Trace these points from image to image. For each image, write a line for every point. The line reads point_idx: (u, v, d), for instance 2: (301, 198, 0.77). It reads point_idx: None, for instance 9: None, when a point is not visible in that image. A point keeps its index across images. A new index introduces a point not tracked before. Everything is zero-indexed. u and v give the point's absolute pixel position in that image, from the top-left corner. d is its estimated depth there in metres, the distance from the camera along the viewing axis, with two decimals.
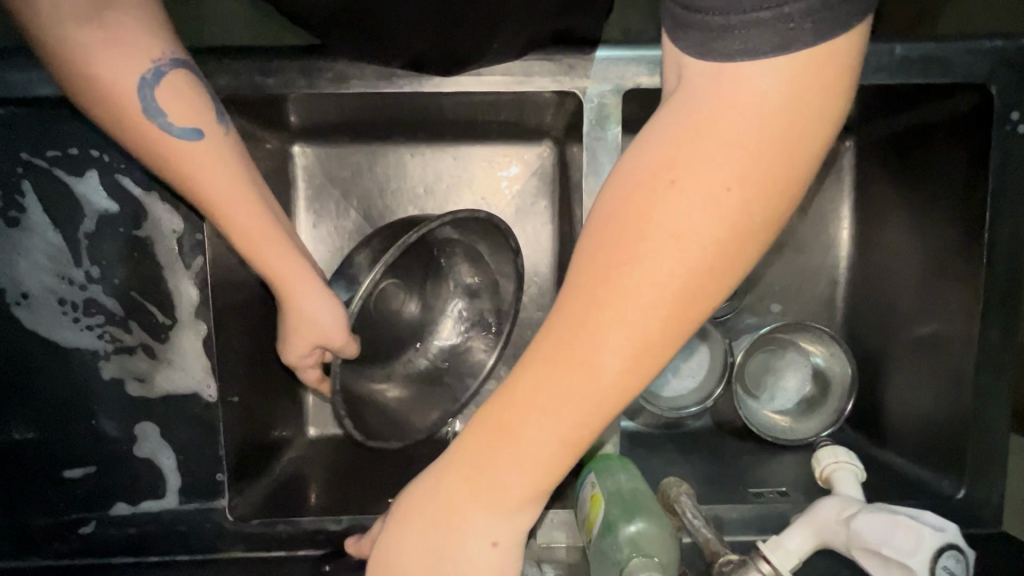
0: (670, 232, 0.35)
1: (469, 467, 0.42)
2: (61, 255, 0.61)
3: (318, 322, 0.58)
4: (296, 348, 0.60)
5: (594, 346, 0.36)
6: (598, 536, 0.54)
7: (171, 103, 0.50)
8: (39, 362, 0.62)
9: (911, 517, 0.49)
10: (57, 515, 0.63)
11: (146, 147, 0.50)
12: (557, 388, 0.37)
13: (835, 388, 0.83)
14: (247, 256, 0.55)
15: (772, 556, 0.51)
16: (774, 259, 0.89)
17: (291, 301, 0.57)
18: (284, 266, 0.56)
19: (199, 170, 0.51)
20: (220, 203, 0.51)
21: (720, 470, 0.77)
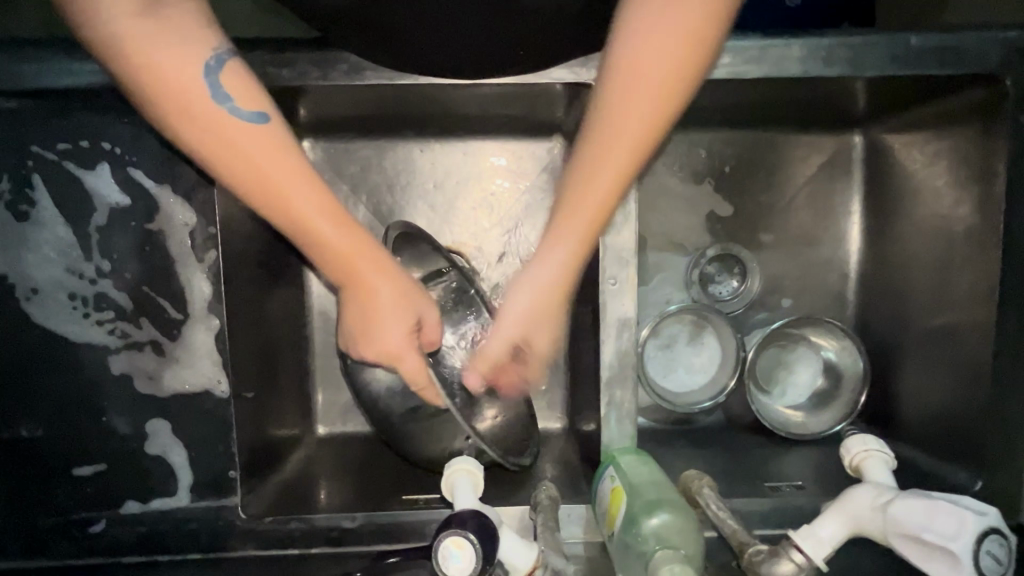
0: (653, 92, 0.47)
1: (536, 280, 0.52)
2: (72, 249, 0.60)
3: (411, 299, 0.54)
4: (387, 339, 0.54)
5: (611, 156, 0.49)
6: (621, 529, 0.53)
7: (236, 89, 0.47)
8: (48, 358, 0.61)
9: (951, 501, 0.49)
10: (66, 514, 0.62)
11: (211, 136, 0.46)
12: (584, 182, 0.50)
13: (846, 381, 0.83)
14: (327, 240, 0.50)
15: (804, 545, 0.50)
16: (784, 254, 0.89)
17: (375, 290, 0.52)
18: (369, 248, 0.51)
19: (273, 152, 0.47)
20: (282, 179, 0.47)
21: (734, 464, 0.76)
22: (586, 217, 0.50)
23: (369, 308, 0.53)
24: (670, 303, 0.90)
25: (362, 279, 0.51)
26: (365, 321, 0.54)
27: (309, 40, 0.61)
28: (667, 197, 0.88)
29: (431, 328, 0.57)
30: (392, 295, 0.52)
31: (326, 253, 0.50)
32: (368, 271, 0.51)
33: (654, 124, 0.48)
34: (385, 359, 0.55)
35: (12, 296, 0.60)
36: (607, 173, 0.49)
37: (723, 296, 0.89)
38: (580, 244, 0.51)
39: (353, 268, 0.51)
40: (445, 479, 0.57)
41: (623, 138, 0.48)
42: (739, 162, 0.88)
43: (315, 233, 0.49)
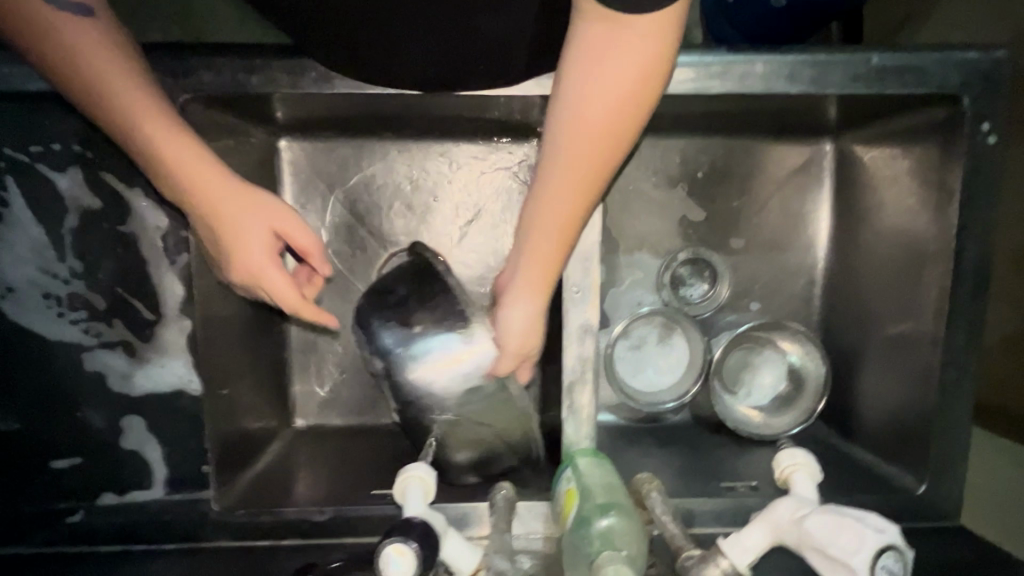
0: (595, 146, 0.47)
1: (508, 310, 0.56)
2: (46, 250, 0.61)
3: (264, 218, 0.56)
4: (251, 257, 0.55)
5: (562, 206, 0.50)
6: (571, 529, 0.56)
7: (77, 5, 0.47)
8: (25, 357, 0.62)
9: (857, 519, 0.52)
10: (43, 505, 0.65)
11: (52, 49, 0.47)
12: (540, 222, 0.51)
13: (808, 386, 0.85)
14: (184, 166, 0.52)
15: (731, 552, 0.53)
16: (755, 259, 0.91)
17: (236, 211, 0.54)
18: (223, 172, 0.54)
19: (115, 71, 0.49)
20: (134, 103, 0.50)
21: (695, 463, 0.79)
22: (546, 253, 0.53)
23: (227, 230, 0.54)
24: (642, 305, 0.91)
25: (220, 208, 0.53)
26: (228, 242, 0.55)
27: (280, 48, 0.62)
28: (641, 201, 0.90)
29: (298, 234, 0.58)
30: (248, 216, 0.54)
31: (187, 181, 0.52)
32: (222, 193, 0.53)
33: (601, 168, 0.48)
34: (250, 276, 0.56)
35: None
36: (560, 213, 0.51)
37: (694, 298, 0.91)
38: (544, 274, 0.54)
39: (215, 197, 0.53)
40: (398, 483, 0.58)
41: (572, 184, 0.49)
42: (712, 168, 0.89)
43: (176, 159, 0.51)
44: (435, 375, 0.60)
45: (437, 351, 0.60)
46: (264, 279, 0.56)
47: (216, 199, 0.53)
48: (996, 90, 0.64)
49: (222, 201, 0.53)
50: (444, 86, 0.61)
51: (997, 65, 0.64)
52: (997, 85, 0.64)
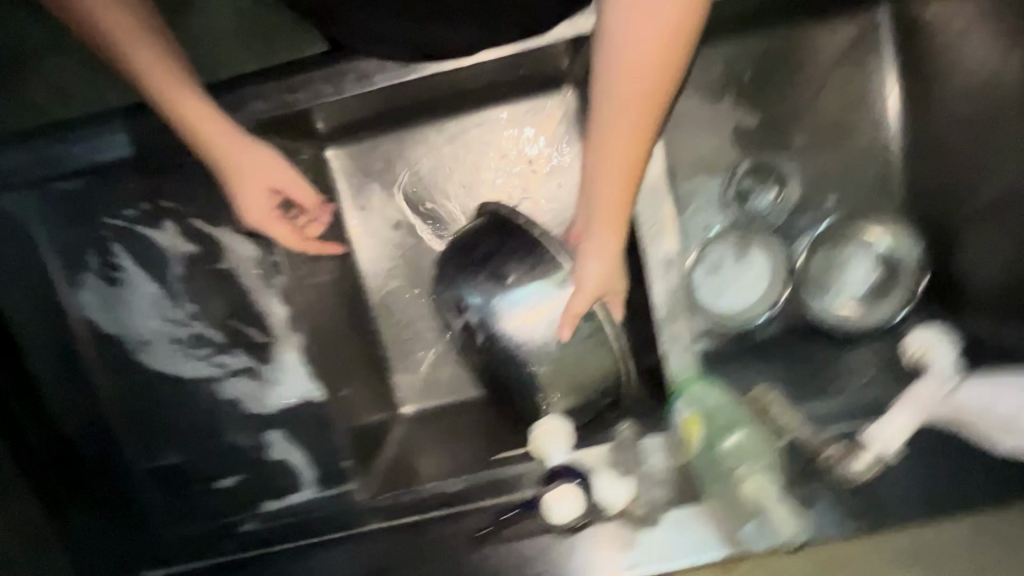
0: (640, 82, 0.45)
1: (587, 260, 0.57)
2: (162, 301, 0.67)
3: (276, 179, 0.60)
4: (259, 212, 0.62)
5: (619, 150, 0.50)
6: (701, 451, 0.61)
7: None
8: (173, 399, 0.69)
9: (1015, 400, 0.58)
10: (217, 523, 0.72)
11: (78, 11, 0.48)
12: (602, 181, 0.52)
13: (905, 270, 0.82)
14: (220, 146, 0.56)
15: (876, 441, 0.58)
16: (821, 152, 0.86)
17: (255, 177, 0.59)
18: (250, 150, 0.57)
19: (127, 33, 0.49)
20: (139, 69, 0.51)
21: (800, 367, 0.78)
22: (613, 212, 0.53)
23: (242, 191, 0.60)
24: (711, 228, 0.88)
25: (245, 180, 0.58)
26: (245, 199, 0.60)
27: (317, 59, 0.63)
28: (688, 121, 0.87)
29: (300, 194, 0.62)
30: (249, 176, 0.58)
31: (218, 160, 0.56)
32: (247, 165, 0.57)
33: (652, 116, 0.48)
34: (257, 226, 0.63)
35: (127, 351, 0.68)
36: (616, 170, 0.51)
37: (763, 208, 0.88)
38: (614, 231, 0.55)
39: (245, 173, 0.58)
40: (535, 438, 0.65)
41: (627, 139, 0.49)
42: (757, 68, 0.84)
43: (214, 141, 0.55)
44: (530, 320, 0.63)
45: (532, 297, 0.63)
46: (271, 232, 0.63)
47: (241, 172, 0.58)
48: None
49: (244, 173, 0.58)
50: (475, 48, 0.61)
51: None
52: None
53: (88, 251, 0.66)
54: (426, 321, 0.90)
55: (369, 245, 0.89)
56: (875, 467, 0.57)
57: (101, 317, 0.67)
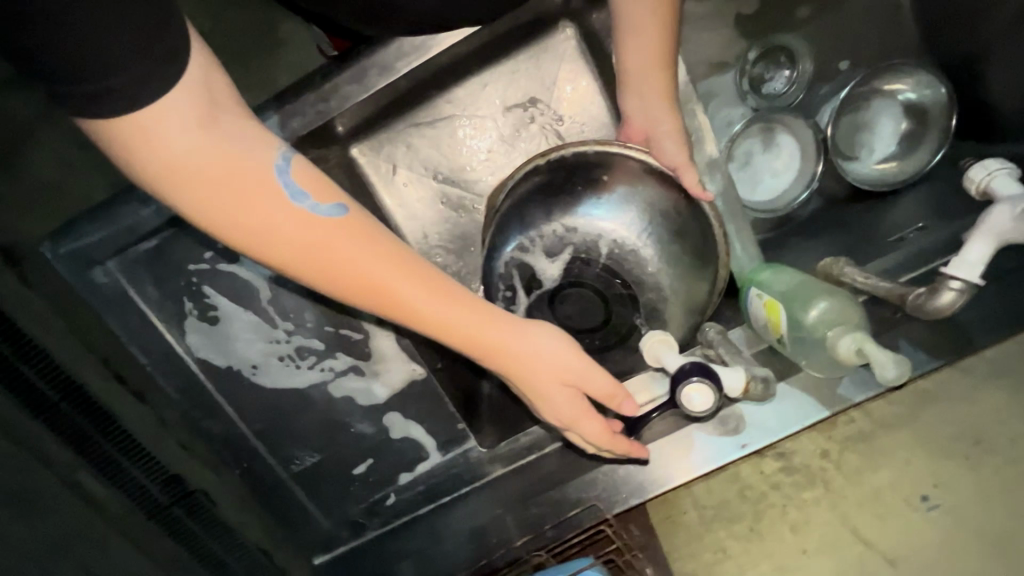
0: None
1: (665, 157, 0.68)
2: (260, 324, 0.72)
3: (576, 376, 0.48)
4: (568, 411, 0.49)
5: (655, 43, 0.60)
6: (789, 330, 0.61)
7: (309, 182, 0.41)
8: (292, 410, 0.76)
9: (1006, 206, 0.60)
10: (364, 501, 0.80)
11: (208, 203, 0.37)
12: (634, 55, 0.61)
13: (932, 112, 0.83)
14: (414, 301, 0.42)
15: (959, 273, 0.57)
16: (828, 18, 0.87)
17: (521, 358, 0.46)
18: (449, 286, 0.44)
19: (387, 259, 0.41)
20: (343, 277, 0.40)
21: (858, 236, 0.82)
22: (653, 77, 0.62)
23: (536, 391, 0.49)
24: (733, 122, 0.90)
25: (451, 325, 0.44)
26: (547, 388, 0.48)
27: (334, 60, 0.64)
28: (693, 23, 0.86)
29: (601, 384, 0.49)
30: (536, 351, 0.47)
31: (404, 309, 0.42)
32: (457, 316, 0.44)
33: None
34: (568, 428, 0.51)
35: (242, 376, 0.74)
36: (658, 42, 0.60)
37: (779, 89, 0.89)
38: (658, 82, 0.63)
39: (434, 314, 0.43)
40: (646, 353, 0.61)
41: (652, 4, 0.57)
42: None
43: (384, 279, 0.41)
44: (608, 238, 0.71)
45: (609, 226, 0.71)
46: (579, 428, 0.51)
47: (472, 326, 0.44)
48: None
49: (521, 349, 0.46)
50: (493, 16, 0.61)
51: None
52: None
53: (182, 298, 0.71)
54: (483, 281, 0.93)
55: (413, 229, 0.92)
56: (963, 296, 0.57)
57: (210, 355, 0.73)
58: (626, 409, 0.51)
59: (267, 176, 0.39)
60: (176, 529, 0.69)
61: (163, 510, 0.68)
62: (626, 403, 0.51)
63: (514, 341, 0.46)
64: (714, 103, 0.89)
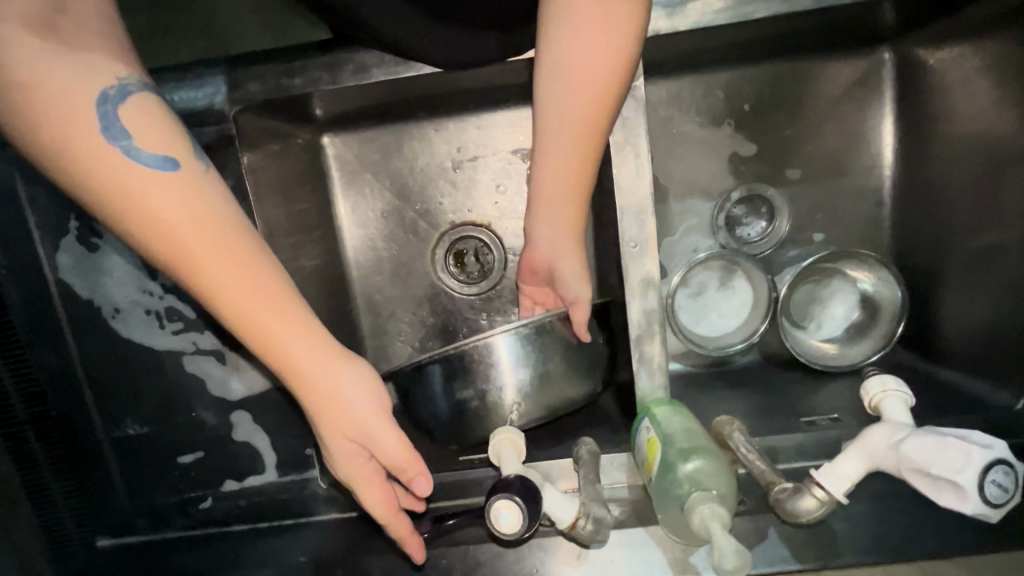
0: (589, 101, 0.55)
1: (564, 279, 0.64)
2: (138, 269, 0.67)
3: (365, 430, 0.47)
4: (348, 467, 0.49)
5: (569, 171, 0.59)
6: (657, 474, 0.57)
7: (140, 127, 0.40)
8: (138, 368, 0.69)
9: (958, 436, 0.50)
10: (175, 496, 0.71)
11: (27, 117, 0.37)
12: (551, 176, 0.60)
13: (884, 312, 0.83)
14: (214, 280, 0.41)
15: (826, 482, 0.55)
16: (816, 187, 0.88)
17: (316, 385, 0.45)
18: (264, 279, 0.43)
19: (196, 226, 0.40)
20: (143, 232, 0.40)
21: (775, 402, 0.79)
22: (566, 193, 0.61)
23: (324, 428, 0.47)
24: (698, 251, 0.90)
25: (246, 317, 0.43)
26: (332, 431, 0.47)
27: (315, 45, 0.62)
28: (687, 143, 0.87)
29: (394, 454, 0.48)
30: (334, 386, 0.45)
31: (206, 288, 0.42)
32: (261, 314, 0.43)
33: (598, 118, 0.56)
34: (350, 485, 0.50)
35: (100, 316, 0.67)
36: (575, 159, 0.58)
37: (752, 237, 0.89)
38: (568, 202, 0.61)
39: (238, 303, 0.42)
40: (491, 447, 0.60)
41: (576, 128, 0.57)
42: (761, 99, 0.85)
43: (188, 248, 0.40)
44: (514, 387, 0.61)
45: (511, 389, 0.61)
46: (360, 492, 0.50)
47: (276, 331, 0.43)
48: None
49: (317, 375, 0.45)
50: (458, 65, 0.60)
51: None
52: None
53: (70, 213, 0.65)
54: (406, 315, 0.89)
55: (357, 236, 0.89)
56: (823, 507, 0.54)
57: (73, 280, 0.67)
58: (417, 487, 0.50)
59: (87, 106, 0.38)
60: (20, 448, 0.67)
61: (17, 424, 0.67)
62: (419, 481, 0.50)
63: (315, 358, 0.45)
64: (686, 224, 0.89)
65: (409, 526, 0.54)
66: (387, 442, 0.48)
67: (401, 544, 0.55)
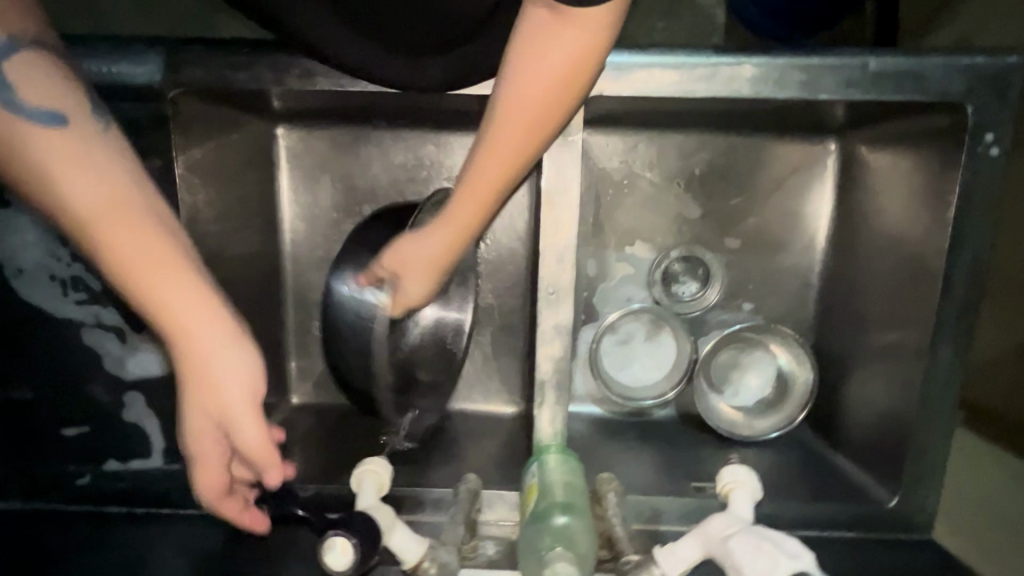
0: (545, 102, 0.44)
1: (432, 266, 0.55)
2: (49, 234, 0.65)
3: (230, 408, 0.47)
4: (206, 441, 0.49)
5: (501, 172, 0.48)
6: (528, 519, 0.58)
7: (29, 82, 0.41)
8: (33, 334, 0.67)
9: (775, 543, 0.56)
10: (52, 469, 0.69)
11: None
12: (480, 173, 0.48)
13: (795, 392, 0.86)
14: (92, 233, 0.41)
15: (664, 562, 0.57)
16: (753, 258, 0.90)
17: (196, 352, 0.45)
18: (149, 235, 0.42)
19: (75, 175, 0.40)
20: (23, 179, 0.40)
21: (677, 461, 0.81)
22: (487, 195, 0.49)
23: (192, 402, 0.47)
24: (632, 301, 0.91)
25: (126, 269, 0.42)
26: (197, 404, 0.47)
27: (268, 43, 0.62)
28: (637, 196, 0.89)
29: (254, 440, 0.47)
30: (215, 355, 0.45)
31: (87, 241, 0.41)
32: (141, 271, 0.42)
33: (539, 131, 0.46)
34: (195, 461, 0.50)
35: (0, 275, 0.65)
36: (512, 161, 0.47)
37: (685, 297, 0.91)
38: (485, 205, 0.50)
39: (117, 257, 0.41)
40: (354, 478, 0.63)
41: (522, 127, 0.45)
42: (713, 167, 0.88)
43: (66, 198, 0.40)
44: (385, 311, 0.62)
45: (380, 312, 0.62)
46: (204, 469, 0.51)
47: (156, 293, 0.43)
48: (1000, 96, 0.63)
49: (199, 342, 0.44)
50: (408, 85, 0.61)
51: (1002, 70, 0.62)
52: (1002, 91, 0.62)
53: None
54: None
55: (299, 231, 0.88)
56: None
57: None
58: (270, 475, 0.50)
59: None
60: None
61: None
62: (274, 471, 0.50)
63: (195, 323, 0.44)
64: (624, 273, 0.91)
65: (239, 505, 0.55)
66: (249, 429, 0.47)
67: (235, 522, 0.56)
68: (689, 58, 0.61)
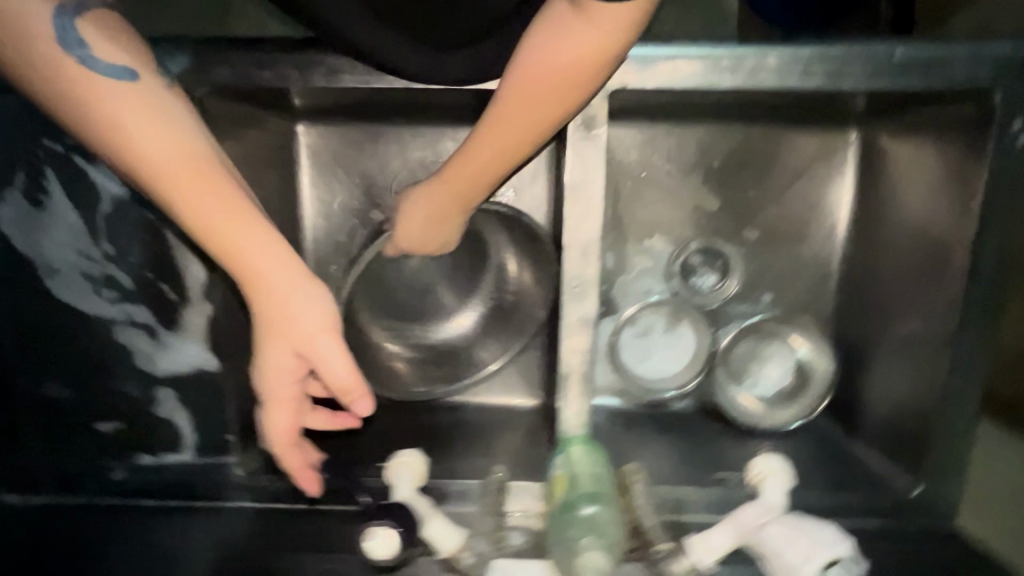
0: (562, 84, 0.47)
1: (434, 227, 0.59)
2: (81, 233, 0.66)
3: (313, 344, 0.49)
4: (286, 378, 0.50)
5: (511, 146, 0.50)
6: (555, 510, 0.59)
7: (96, 37, 0.43)
8: (65, 331, 0.68)
9: (812, 536, 0.59)
10: (88, 462, 0.71)
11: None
12: (491, 143, 0.50)
13: (815, 382, 0.85)
14: (166, 181, 0.43)
15: (694, 551, 0.59)
16: (771, 249, 0.90)
17: (272, 290, 0.47)
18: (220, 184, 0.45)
19: (150, 125, 0.43)
20: (97, 130, 0.42)
21: (697, 452, 0.81)
22: (495, 165, 0.52)
23: (268, 341, 0.49)
24: (651, 294, 0.92)
25: (199, 214, 0.44)
26: (277, 342, 0.49)
27: (291, 41, 0.62)
28: (655, 188, 0.89)
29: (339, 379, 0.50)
30: (292, 295, 0.48)
31: (160, 188, 0.44)
32: (218, 213, 0.45)
33: (551, 115, 0.49)
34: (267, 402, 0.52)
35: (35, 274, 0.67)
36: (526, 134, 0.50)
37: (704, 288, 0.91)
38: (494, 174, 0.53)
39: (192, 202, 0.44)
40: (388, 468, 0.64)
41: (538, 106, 0.48)
42: (731, 158, 0.88)
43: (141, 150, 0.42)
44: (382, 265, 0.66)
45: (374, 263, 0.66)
46: (273, 411, 0.52)
47: (231, 236, 0.46)
48: None
49: (275, 283, 0.47)
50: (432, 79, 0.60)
51: None
52: None
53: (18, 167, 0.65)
54: None
55: (320, 227, 0.89)
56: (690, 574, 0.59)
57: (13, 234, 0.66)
58: (358, 408, 0.52)
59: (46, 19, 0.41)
60: None
61: None
62: (359, 404, 0.52)
63: (269, 262, 0.47)
64: (642, 265, 0.91)
65: (301, 459, 0.56)
66: (335, 365, 0.50)
67: (292, 475, 0.57)
68: (716, 50, 0.61)
